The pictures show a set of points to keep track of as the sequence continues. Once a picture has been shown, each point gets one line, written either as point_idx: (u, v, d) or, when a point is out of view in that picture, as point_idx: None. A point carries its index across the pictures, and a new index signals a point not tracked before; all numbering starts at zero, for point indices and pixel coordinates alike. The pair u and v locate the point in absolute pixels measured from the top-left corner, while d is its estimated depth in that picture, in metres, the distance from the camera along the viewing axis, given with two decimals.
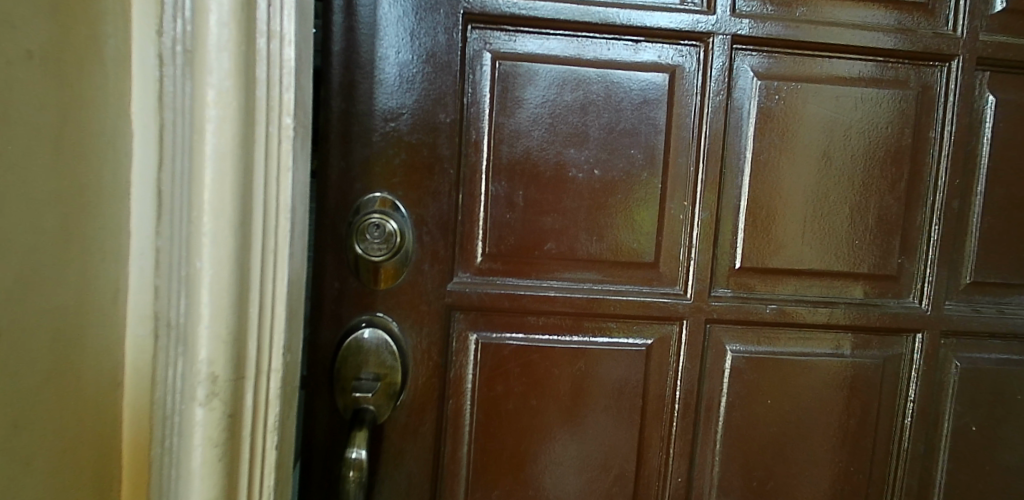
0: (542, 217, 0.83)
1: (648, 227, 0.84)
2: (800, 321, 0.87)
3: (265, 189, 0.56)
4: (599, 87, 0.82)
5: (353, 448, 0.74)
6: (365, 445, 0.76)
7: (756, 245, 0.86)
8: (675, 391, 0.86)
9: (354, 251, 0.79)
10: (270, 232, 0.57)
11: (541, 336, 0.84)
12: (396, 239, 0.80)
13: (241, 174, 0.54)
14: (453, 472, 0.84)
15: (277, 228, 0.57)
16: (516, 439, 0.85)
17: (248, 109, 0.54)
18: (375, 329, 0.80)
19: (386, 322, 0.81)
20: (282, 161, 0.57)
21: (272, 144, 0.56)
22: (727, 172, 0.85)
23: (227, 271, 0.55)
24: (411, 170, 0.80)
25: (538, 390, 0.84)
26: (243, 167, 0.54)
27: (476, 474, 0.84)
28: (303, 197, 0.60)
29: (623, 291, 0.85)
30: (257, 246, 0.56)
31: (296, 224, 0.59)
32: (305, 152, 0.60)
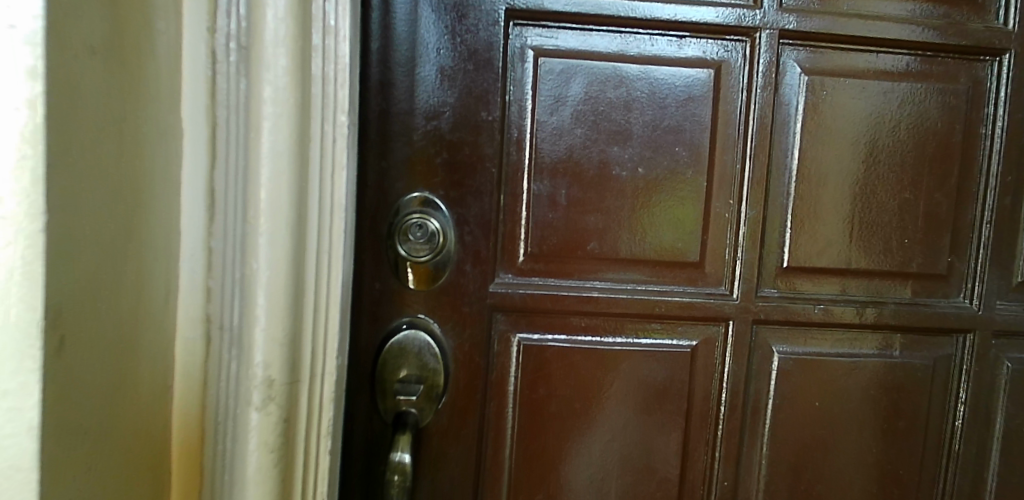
0: (584, 217, 0.81)
1: (692, 225, 0.82)
2: (848, 321, 0.85)
3: (320, 188, 0.56)
4: (643, 84, 0.81)
5: (396, 451, 0.73)
6: (409, 448, 0.74)
7: (803, 244, 0.84)
8: (720, 393, 0.84)
9: (395, 252, 0.78)
10: (325, 231, 0.57)
11: (584, 338, 0.83)
12: (438, 239, 0.79)
13: (297, 170, 0.54)
14: (495, 476, 0.83)
15: (328, 228, 0.57)
16: (559, 443, 0.83)
17: (304, 106, 0.54)
18: (417, 330, 0.79)
19: (428, 324, 0.80)
20: (336, 159, 0.57)
21: (326, 142, 0.56)
22: (774, 170, 0.83)
23: (283, 272, 0.54)
24: (452, 170, 0.78)
25: (581, 393, 0.83)
26: (300, 163, 0.54)
27: (519, 478, 0.83)
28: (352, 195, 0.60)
29: (667, 291, 0.83)
30: (312, 243, 0.56)
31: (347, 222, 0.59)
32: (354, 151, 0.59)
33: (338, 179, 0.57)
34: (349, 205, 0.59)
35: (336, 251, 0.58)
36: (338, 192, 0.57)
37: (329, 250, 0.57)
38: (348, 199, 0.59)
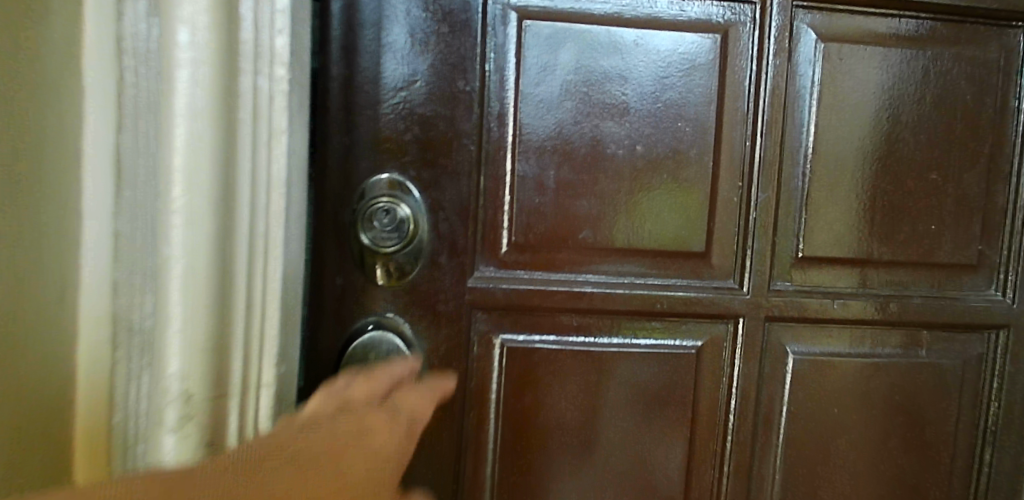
0: (575, 202, 0.72)
1: (697, 211, 0.73)
2: (870, 318, 0.76)
3: (254, 160, 0.47)
4: (641, 51, 0.71)
5: None
6: None
7: (820, 231, 0.75)
8: (730, 400, 0.75)
9: (360, 242, 0.68)
10: (259, 211, 0.48)
11: (575, 338, 0.73)
12: (409, 228, 0.68)
13: (223, 133, 0.45)
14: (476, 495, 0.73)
15: (264, 208, 0.48)
16: (550, 458, 0.74)
17: (231, 54, 0.44)
18: (384, 332, 0.69)
19: (397, 324, 0.70)
20: (276, 123, 0.48)
21: (261, 101, 0.47)
22: (788, 148, 0.74)
23: (207, 261, 0.45)
24: (425, 148, 0.69)
25: (572, 402, 0.74)
26: (224, 124, 0.44)
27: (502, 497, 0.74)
28: (299, 168, 0.51)
29: (668, 286, 0.74)
30: (244, 225, 0.47)
31: (291, 204, 0.51)
32: (298, 116, 0.50)
33: (277, 147, 0.48)
34: (292, 181, 0.50)
35: (276, 234, 0.49)
36: (278, 164, 0.48)
37: (265, 235, 0.49)
38: (292, 172, 0.50)
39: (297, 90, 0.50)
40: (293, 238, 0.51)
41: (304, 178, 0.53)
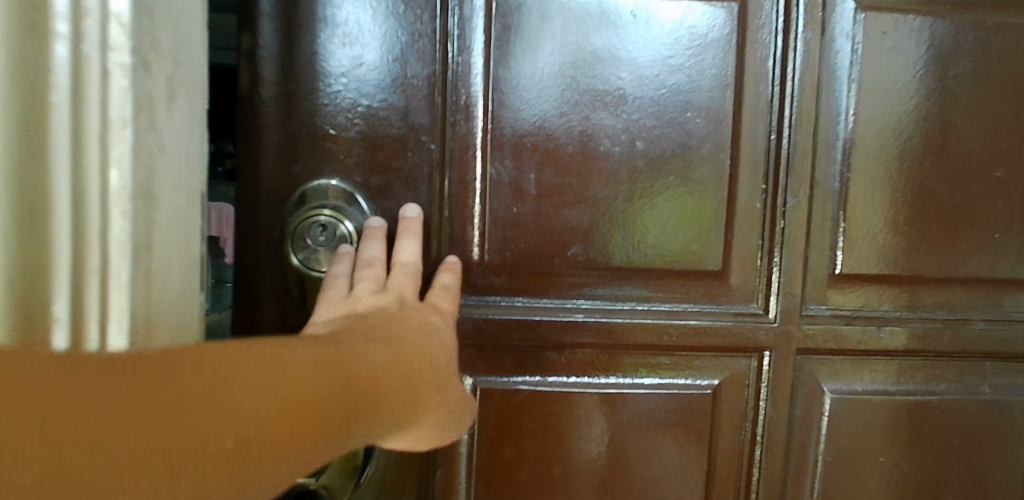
0: (561, 213, 0.59)
1: (711, 220, 0.60)
2: (923, 348, 0.63)
3: (73, 160, 0.34)
4: (640, 24, 0.58)
5: None
6: None
7: (864, 243, 0.61)
8: (754, 449, 0.62)
9: (290, 263, 0.54)
10: (86, 229, 0.35)
11: (566, 378, 0.61)
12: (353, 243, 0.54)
13: (22, 122, 0.34)
14: None
15: (98, 229, 0.35)
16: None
17: (36, 17, 0.33)
18: None
19: None
20: (110, 109, 0.34)
21: (85, 77, 0.34)
22: (824, 141, 0.60)
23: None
24: (374, 148, 0.55)
25: (564, 456, 0.61)
26: (25, 108, 0.34)
27: None
28: (177, 179, 0.37)
29: (677, 313, 0.60)
30: (64, 254, 0.35)
31: (161, 226, 0.37)
32: (162, 105, 0.36)
33: (115, 146, 0.35)
34: (151, 193, 0.36)
35: (120, 271, 0.35)
36: (115, 172, 0.35)
37: (102, 270, 0.35)
38: (151, 184, 0.36)
39: (160, 66, 0.35)
40: (163, 279, 0.37)
41: (192, 195, 0.39)
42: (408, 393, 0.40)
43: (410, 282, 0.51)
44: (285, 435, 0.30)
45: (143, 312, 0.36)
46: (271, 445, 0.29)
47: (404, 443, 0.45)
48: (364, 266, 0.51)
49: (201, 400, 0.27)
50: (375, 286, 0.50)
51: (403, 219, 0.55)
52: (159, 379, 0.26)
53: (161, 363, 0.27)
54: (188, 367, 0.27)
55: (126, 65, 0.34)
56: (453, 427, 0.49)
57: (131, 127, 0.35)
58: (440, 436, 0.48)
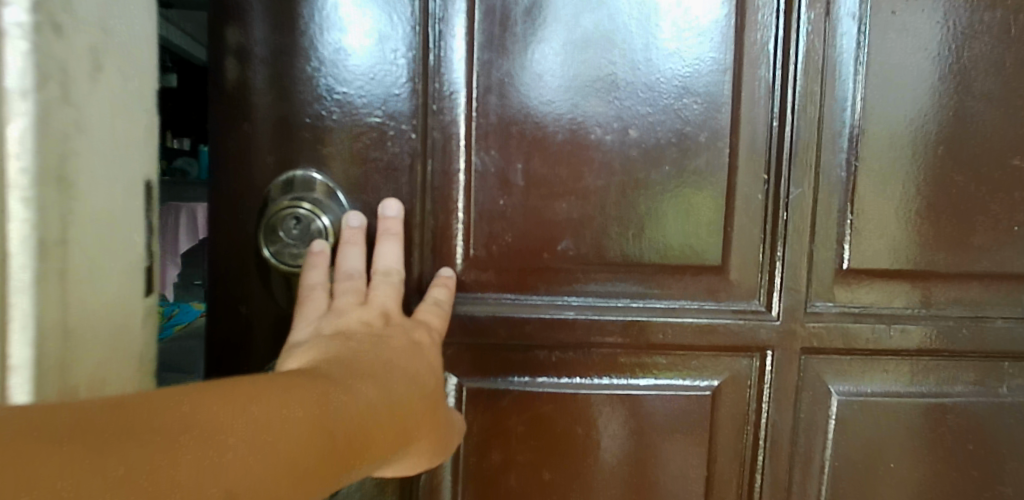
0: (550, 206, 0.56)
1: (709, 213, 0.56)
2: (937, 348, 0.59)
3: None
4: (633, 4, 0.55)
5: None
6: None
7: (872, 237, 0.58)
8: (756, 453, 0.59)
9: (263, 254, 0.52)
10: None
11: (556, 379, 0.58)
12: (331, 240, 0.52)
13: None
14: None
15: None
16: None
17: None
18: None
19: None
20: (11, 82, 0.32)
21: None
22: (830, 128, 0.56)
23: None
24: (352, 138, 0.53)
25: (556, 461, 0.58)
26: None
27: None
28: (90, 161, 0.36)
29: (673, 310, 0.57)
30: None
31: (72, 212, 0.35)
32: (76, 83, 0.35)
33: (13, 122, 0.32)
34: (65, 178, 0.34)
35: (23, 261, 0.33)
36: (14, 158, 0.32)
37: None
38: (73, 171, 0.35)
39: (71, 40, 0.34)
40: (78, 271, 0.36)
41: (106, 179, 0.38)
42: (402, 426, 0.40)
43: (391, 293, 0.50)
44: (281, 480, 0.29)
45: (55, 305, 0.35)
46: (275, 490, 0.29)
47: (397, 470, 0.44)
48: (344, 279, 0.50)
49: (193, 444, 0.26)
50: (357, 298, 0.49)
51: (380, 219, 0.53)
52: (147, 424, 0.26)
53: (149, 415, 0.26)
54: (179, 417, 0.27)
55: (25, 33, 0.32)
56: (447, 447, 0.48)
57: (31, 100, 0.32)
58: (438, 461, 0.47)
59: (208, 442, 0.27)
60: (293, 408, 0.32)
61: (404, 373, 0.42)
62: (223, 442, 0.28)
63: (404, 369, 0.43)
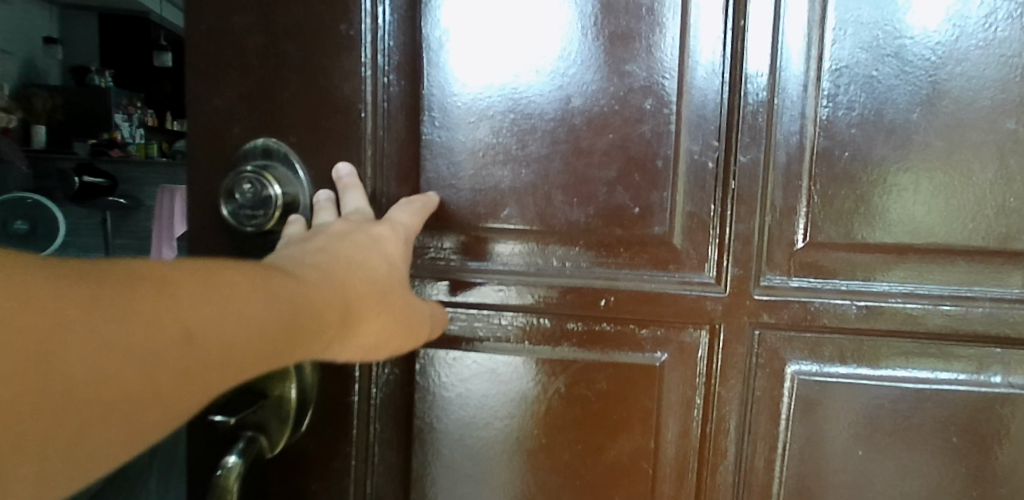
0: (495, 174, 0.57)
1: (655, 180, 0.56)
2: (908, 329, 0.55)
3: None
4: None
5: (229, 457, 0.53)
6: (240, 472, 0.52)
7: (833, 208, 0.54)
8: (705, 427, 0.58)
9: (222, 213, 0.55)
10: None
11: (503, 343, 0.60)
12: (277, 210, 0.55)
13: None
14: None
15: None
16: (478, 492, 0.62)
17: None
18: None
19: None
20: None
21: None
22: (784, 91, 0.54)
23: None
24: (308, 108, 0.57)
25: (499, 424, 0.60)
26: None
27: None
28: None
29: (617, 279, 0.57)
30: None
31: None
32: None
33: None
34: None
35: None
36: None
37: None
38: None
39: None
40: None
41: None
42: (362, 304, 0.42)
43: None
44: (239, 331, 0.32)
45: None
46: (236, 341, 0.32)
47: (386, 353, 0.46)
48: None
49: (146, 294, 0.29)
50: None
51: (338, 181, 0.56)
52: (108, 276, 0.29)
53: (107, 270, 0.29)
54: (125, 274, 0.30)
55: None
56: (423, 331, 0.50)
57: None
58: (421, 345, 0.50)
59: (159, 292, 0.30)
60: (243, 274, 0.34)
61: (357, 267, 0.44)
62: (185, 299, 0.31)
63: (357, 262, 0.44)
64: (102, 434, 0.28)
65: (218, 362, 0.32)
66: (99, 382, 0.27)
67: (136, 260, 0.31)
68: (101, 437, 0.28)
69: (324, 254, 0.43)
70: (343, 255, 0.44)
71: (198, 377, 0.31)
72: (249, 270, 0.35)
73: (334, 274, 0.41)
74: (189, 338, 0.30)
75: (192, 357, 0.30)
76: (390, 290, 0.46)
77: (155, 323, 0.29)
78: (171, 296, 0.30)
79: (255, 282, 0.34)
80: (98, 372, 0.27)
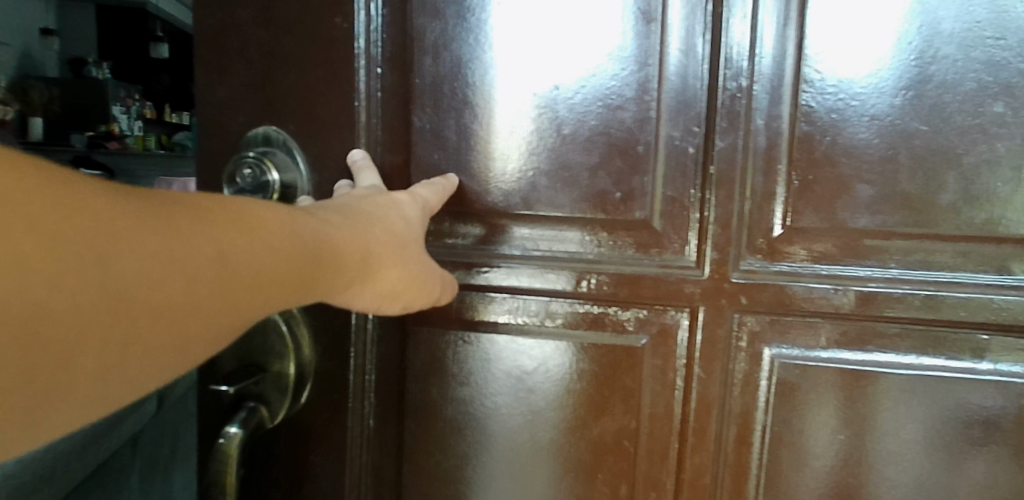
0: (483, 158, 0.59)
1: (637, 165, 0.57)
2: (891, 315, 0.54)
3: None
4: None
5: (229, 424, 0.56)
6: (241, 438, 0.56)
7: (814, 193, 0.55)
8: (686, 408, 0.59)
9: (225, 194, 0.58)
10: None
11: (492, 323, 0.62)
12: (274, 195, 0.58)
13: None
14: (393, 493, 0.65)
15: None
16: (498, 460, 0.64)
17: None
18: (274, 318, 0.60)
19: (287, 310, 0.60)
20: None
21: None
22: (765, 76, 0.54)
23: None
24: (304, 98, 0.58)
25: (488, 399, 0.63)
26: None
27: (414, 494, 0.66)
28: None
29: (600, 261, 0.59)
30: None
31: None
32: None
33: None
34: None
35: None
36: None
37: None
38: None
39: None
40: None
41: None
42: (375, 253, 0.45)
43: None
44: (264, 261, 0.35)
45: None
46: (259, 270, 0.35)
47: (391, 305, 0.48)
48: None
49: (184, 218, 0.31)
50: None
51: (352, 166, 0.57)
52: (148, 200, 0.31)
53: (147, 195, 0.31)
54: (162, 200, 0.31)
55: None
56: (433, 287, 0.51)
57: None
58: (433, 299, 0.52)
59: (194, 219, 0.32)
60: (266, 214, 0.37)
61: (372, 220, 0.46)
62: (207, 219, 0.33)
63: (370, 216, 0.46)
64: (138, 336, 0.29)
65: (250, 281, 0.34)
66: (160, 287, 0.30)
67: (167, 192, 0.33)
68: (136, 351, 0.30)
69: (341, 208, 0.45)
70: (355, 210, 0.46)
71: (225, 301, 0.33)
72: (263, 207, 0.37)
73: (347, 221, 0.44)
74: (221, 262, 0.33)
75: (222, 281, 0.33)
76: (401, 246, 0.47)
77: (186, 238, 0.31)
78: (204, 217, 0.33)
79: (278, 221, 0.37)
80: (141, 275, 0.29)
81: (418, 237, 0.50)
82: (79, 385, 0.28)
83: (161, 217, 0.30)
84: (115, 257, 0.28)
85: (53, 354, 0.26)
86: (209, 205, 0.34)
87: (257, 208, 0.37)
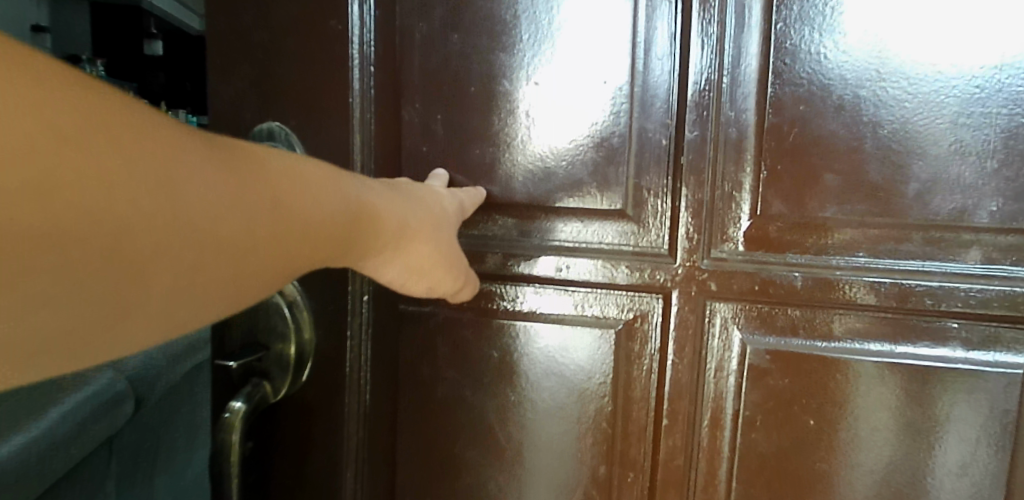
0: (468, 150, 0.62)
1: (612, 157, 0.59)
2: (858, 302, 0.55)
3: None
4: None
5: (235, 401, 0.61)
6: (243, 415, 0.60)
7: (782, 183, 0.56)
8: (660, 390, 0.61)
9: None
10: None
11: (478, 306, 0.65)
12: None
13: None
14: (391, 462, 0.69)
15: None
16: (493, 431, 0.67)
17: None
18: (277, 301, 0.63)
19: (289, 294, 0.64)
20: None
21: None
22: (733, 70, 0.56)
23: None
24: (301, 95, 0.61)
25: (485, 375, 0.66)
26: None
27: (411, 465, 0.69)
28: None
29: (576, 248, 0.61)
30: None
31: None
32: None
33: None
34: None
35: None
36: None
37: None
38: None
39: None
40: None
41: None
42: (405, 226, 0.48)
43: None
44: (308, 211, 0.39)
45: None
46: (306, 219, 0.39)
47: (420, 282, 0.51)
48: None
49: (243, 167, 0.36)
50: None
51: None
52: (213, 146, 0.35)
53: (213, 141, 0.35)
54: (226, 149, 0.36)
55: None
56: (457, 268, 0.54)
57: None
58: (458, 279, 0.54)
59: (252, 168, 0.36)
60: (312, 171, 0.41)
61: (403, 198, 0.50)
62: (263, 170, 0.37)
63: (403, 195, 0.50)
64: (199, 266, 0.33)
65: (298, 231, 0.38)
66: (219, 222, 0.33)
67: (231, 142, 0.37)
68: (190, 284, 0.33)
69: (379, 184, 0.49)
70: (386, 187, 0.49)
71: (277, 243, 0.37)
72: (312, 166, 0.41)
73: (378, 194, 0.47)
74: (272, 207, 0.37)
75: (276, 224, 0.37)
76: (426, 227, 0.50)
77: (244, 183, 0.35)
78: (259, 167, 0.37)
79: (322, 178, 0.41)
80: (207, 207, 0.32)
81: (438, 221, 0.52)
82: (133, 319, 0.31)
83: (224, 162, 0.34)
84: (185, 190, 0.31)
85: (95, 286, 0.29)
86: (263, 157, 0.38)
87: (307, 166, 0.41)
